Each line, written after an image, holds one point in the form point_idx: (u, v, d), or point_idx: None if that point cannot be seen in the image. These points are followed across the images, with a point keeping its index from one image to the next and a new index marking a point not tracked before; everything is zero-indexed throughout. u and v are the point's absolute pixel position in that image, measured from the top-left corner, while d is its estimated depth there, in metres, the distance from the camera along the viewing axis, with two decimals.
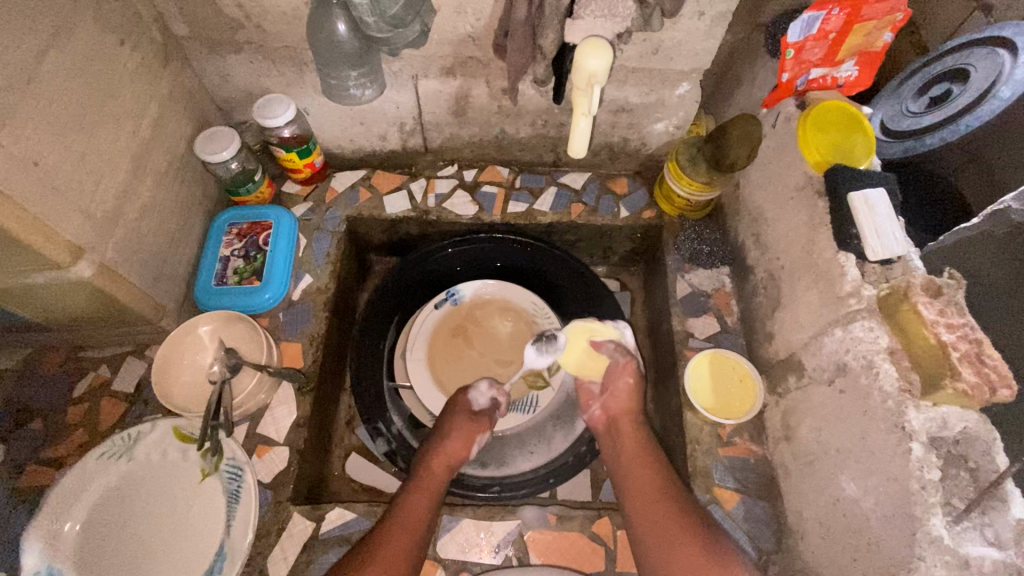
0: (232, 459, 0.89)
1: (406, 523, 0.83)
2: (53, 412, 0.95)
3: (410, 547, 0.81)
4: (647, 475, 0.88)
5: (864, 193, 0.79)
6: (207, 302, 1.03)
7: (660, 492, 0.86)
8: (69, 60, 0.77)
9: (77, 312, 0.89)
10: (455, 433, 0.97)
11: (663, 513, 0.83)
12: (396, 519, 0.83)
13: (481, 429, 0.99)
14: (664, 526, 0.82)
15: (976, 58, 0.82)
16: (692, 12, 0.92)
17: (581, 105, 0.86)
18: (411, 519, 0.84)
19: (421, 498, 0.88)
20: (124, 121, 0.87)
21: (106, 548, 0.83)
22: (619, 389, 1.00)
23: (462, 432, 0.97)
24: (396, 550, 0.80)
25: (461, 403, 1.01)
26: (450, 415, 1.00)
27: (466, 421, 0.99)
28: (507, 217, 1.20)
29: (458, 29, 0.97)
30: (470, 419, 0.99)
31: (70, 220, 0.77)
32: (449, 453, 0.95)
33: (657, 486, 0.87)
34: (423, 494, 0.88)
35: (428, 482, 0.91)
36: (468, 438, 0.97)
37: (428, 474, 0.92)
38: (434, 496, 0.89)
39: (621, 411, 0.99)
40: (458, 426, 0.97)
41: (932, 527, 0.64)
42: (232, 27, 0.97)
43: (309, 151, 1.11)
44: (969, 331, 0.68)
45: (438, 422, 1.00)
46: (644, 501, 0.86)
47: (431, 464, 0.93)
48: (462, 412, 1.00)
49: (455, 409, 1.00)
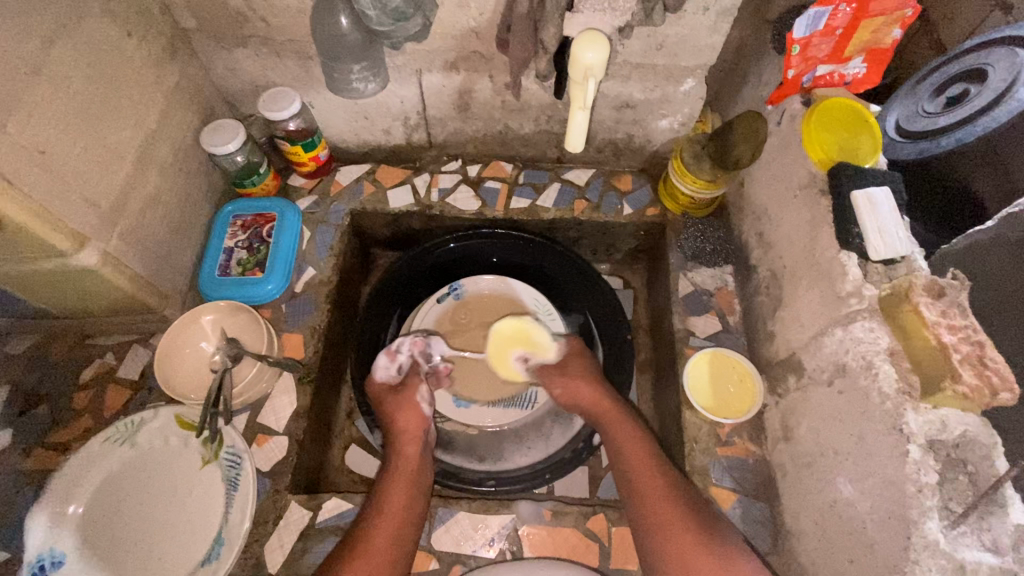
0: (232, 447, 0.90)
1: (383, 511, 0.83)
2: (60, 397, 0.96)
3: (394, 533, 0.81)
4: (641, 467, 0.85)
5: (868, 191, 0.78)
6: (212, 291, 1.04)
7: (656, 482, 0.83)
8: (76, 51, 0.78)
9: (83, 300, 0.91)
10: (399, 410, 0.96)
11: (657, 503, 0.81)
12: (373, 510, 0.83)
13: (416, 391, 0.98)
14: (665, 518, 0.79)
15: (994, 58, 0.79)
16: (696, 7, 0.92)
17: (577, 99, 0.85)
18: (390, 508, 0.83)
19: (396, 483, 0.87)
20: (130, 112, 0.88)
21: (108, 530, 0.84)
22: (580, 390, 0.99)
23: (405, 407, 0.96)
24: (380, 538, 0.79)
25: (379, 390, 1.01)
26: (381, 402, 0.99)
27: (398, 395, 0.98)
28: (510, 213, 1.19)
29: (461, 24, 0.97)
30: (398, 394, 0.98)
31: (76, 209, 0.79)
32: (408, 432, 0.94)
33: (654, 477, 0.84)
34: (398, 479, 0.88)
35: (399, 467, 0.90)
36: (415, 408, 0.96)
37: (399, 457, 0.92)
38: (412, 476, 0.89)
39: (591, 403, 0.98)
40: (397, 405, 0.97)
41: (927, 531, 0.63)
42: (238, 21, 0.98)
43: (313, 144, 1.12)
44: (971, 333, 0.66)
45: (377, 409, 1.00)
46: (638, 494, 0.83)
47: (396, 448, 0.93)
48: (388, 394, 0.99)
49: (379, 397, 1.00)
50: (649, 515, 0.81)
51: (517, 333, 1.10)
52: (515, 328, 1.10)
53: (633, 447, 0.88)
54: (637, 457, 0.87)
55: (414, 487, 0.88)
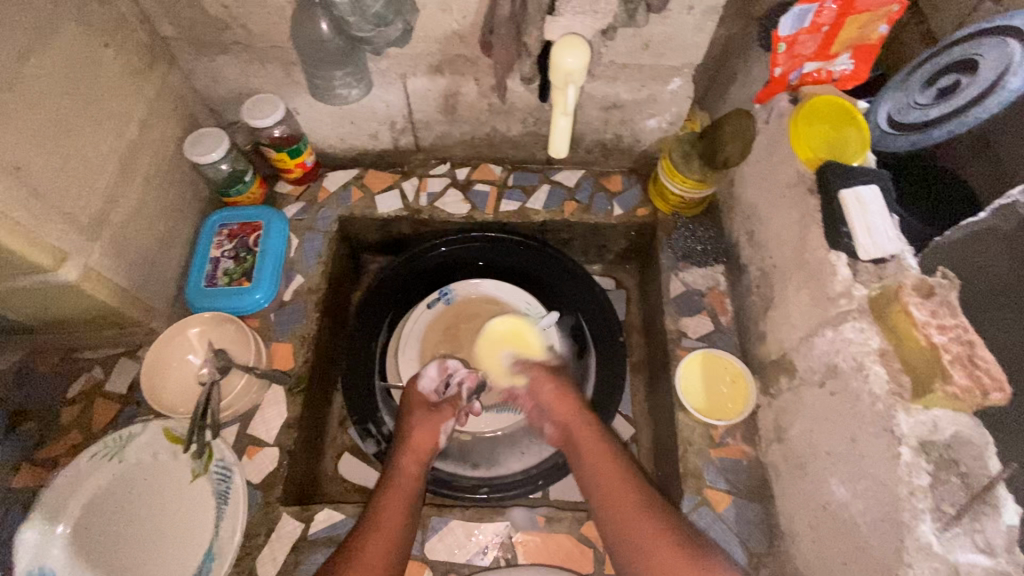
0: (221, 460, 0.90)
1: (381, 523, 0.80)
2: (47, 413, 0.95)
3: (389, 547, 0.78)
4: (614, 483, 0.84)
5: (855, 190, 0.77)
6: (199, 303, 1.03)
7: (635, 495, 0.81)
8: (51, 64, 0.77)
9: (68, 315, 0.90)
10: (417, 427, 0.95)
11: (640, 529, 0.78)
12: (371, 521, 0.81)
13: (446, 418, 0.97)
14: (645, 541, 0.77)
15: (985, 48, 0.78)
16: (681, 6, 0.91)
17: (560, 103, 0.85)
18: (388, 519, 0.81)
19: (396, 495, 0.85)
20: (109, 123, 0.87)
21: (100, 545, 0.83)
22: (547, 396, 1.00)
23: (427, 423, 0.95)
24: (375, 552, 0.77)
25: (417, 398, 0.99)
26: (409, 411, 0.98)
27: (427, 412, 0.97)
28: (500, 216, 1.18)
29: (444, 27, 0.96)
30: (431, 411, 0.97)
31: (56, 224, 0.78)
32: (417, 448, 0.93)
33: (627, 497, 0.82)
34: (400, 490, 0.86)
35: (403, 479, 0.88)
36: (435, 427, 0.96)
37: (400, 471, 0.89)
38: (413, 492, 0.87)
39: (567, 415, 0.97)
40: (419, 420, 0.96)
41: (921, 534, 0.63)
42: (218, 27, 0.97)
43: (299, 151, 1.11)
44: (963, 332, 0.65)
45: (401, 422, 0.98)
46: (616, 515, 0.81)
47: (402, 461, 0.91)
48: (421, 407, 0.98)
49: (411, 404, 0.99)
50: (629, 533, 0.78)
51: (512, 334, 1.11)
52: (513, 328, 1.11)
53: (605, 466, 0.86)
54: (608, 480, 0.85)
55: (413, 501, 0.85)
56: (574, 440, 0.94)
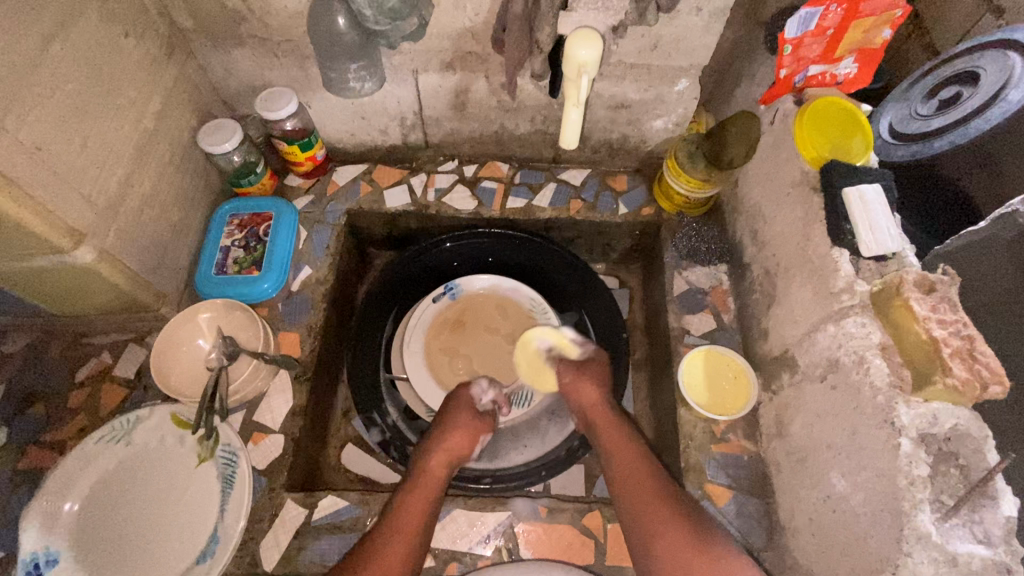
0: (228, 444, 0.89)
1: (404, 523, 0.81)
2: (55, 396, 0.96)
3: (406, 547, 0.78)
4: (637, 469, 0.85)
5: (859, 189, 0.79)
6: (209, 290, 1.05)
7: (649, 476, 0.84)
8: (73, 49, 0.78)
9: (79, 298, 0.91)
10: (456, 431, 0.96)
11: (653, 508, 0.80)
12: (391, 521, 0.81)
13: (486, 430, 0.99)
14: (656, 519, 0.79)
15: (986, 61, 0.79)
16: (690, 8, 0.93)
17: (571, 96, 0.86)
18: (407, 522, 0.81)
19: (418, 496, 0.85)
20: (127, 110, 0.89)
21: (103, 527, 0.84)
22: (580, 385, 0.99)
23: (467, 431, 0.96)
24: (391, 553, 0.77)
25: (463, 401, 1.01)
26: (453, 412, 0.99)
27: (470, 419, 0.98)
28: (506, 212, 1.20)
29: (457, 23, 0.98)
30: (472, 418, 0.98)
31: (73, 205, 0.79)
32: (449, 449, 0.94)
33: (645, 479, 0.84)
34: (421, 493, 0.86)
35: (429, 480, 0.89)
36: (472, 437, 0.97)
37: (428, 472, 0.90)
38: (434, 493, 0.87)
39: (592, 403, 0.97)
40: (460, 425, 0.97)
41: (920, 524, 0.63)
42: (236, 20, 0.99)
43: (310, 144, 1.13)
44: (962, 327, 0.67)
45: (440, 419, 0.99)
46: (634, 498, 0.83)
47: (432, 462, 0.92)
48: (465, 412, 0.99)
49: (457, 406, 1.00)
50: (641, 514, 0.81)
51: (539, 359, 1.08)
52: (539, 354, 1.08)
53: (626, 448, 0.89)
54: (630, 460, 0.87)
55: (433, 503, 0.86)
56: (598, 428, 0.95)
